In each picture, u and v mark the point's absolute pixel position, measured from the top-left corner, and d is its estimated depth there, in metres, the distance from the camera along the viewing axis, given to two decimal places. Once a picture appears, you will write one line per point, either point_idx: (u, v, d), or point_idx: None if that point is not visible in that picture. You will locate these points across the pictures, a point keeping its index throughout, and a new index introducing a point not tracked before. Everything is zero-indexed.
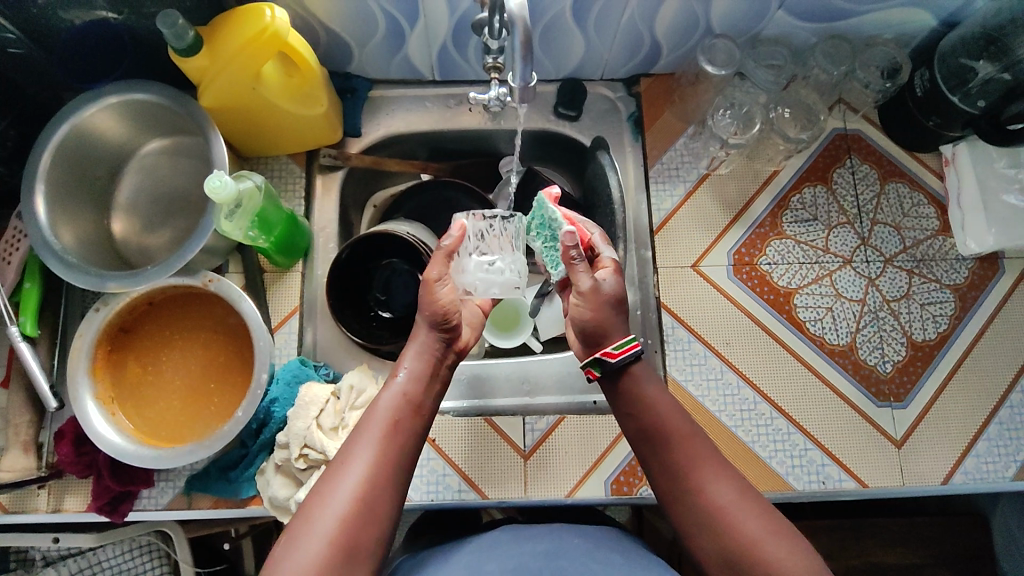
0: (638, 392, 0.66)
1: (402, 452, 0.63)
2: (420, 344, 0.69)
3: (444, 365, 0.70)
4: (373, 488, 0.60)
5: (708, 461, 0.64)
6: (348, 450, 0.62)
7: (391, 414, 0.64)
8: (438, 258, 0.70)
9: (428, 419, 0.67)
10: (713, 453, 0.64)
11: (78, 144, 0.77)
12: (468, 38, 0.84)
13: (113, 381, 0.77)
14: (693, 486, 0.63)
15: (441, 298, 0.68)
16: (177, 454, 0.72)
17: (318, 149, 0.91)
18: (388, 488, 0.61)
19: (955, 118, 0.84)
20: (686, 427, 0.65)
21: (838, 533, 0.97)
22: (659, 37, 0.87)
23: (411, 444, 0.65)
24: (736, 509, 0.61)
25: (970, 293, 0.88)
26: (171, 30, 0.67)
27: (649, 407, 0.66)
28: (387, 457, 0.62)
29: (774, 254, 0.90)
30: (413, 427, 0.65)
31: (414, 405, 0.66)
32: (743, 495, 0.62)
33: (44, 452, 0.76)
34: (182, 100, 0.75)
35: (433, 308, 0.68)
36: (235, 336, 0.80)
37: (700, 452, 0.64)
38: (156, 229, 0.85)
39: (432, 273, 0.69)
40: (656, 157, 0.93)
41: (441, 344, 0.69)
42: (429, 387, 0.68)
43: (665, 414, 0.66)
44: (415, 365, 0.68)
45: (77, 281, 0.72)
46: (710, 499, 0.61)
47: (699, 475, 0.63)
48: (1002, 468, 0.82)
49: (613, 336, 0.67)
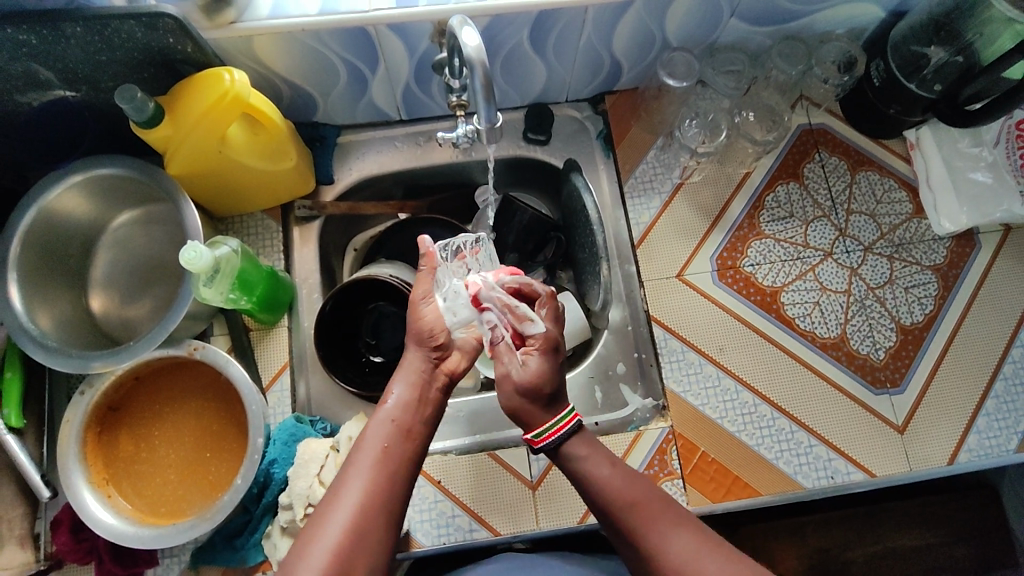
0: (578, 471, 0.66)
1: (397, 478, 0.61)
2: (409, 369, 0.68)
3: (433, 390, 0.68)
4: (365, 517, 0.58)
5: (660, 521, 0.61)
6: (338, 481, 0.60)
7: (381, 441, 0.62)
8: (424, 277, 0.71)
9: (422, 443, 0.65)
10: (666, 509, 0.62)
11: (47, 227, 0.76)
12: (430, 76, 0.84)
13: (106, 462, 0.76)
14: (651, 546, 0.60)
15: (428, 316, 0.70)
16: (177, 530, 0.70)
17: (293, 201, 0.90)
18: (384, 516, 0.59)
19: (913, 105, 0.85)
20: (633, 488, 0.64)
21: (855, 522, 0.97)
22: (619, 56, 0.88)
23: (405, 469, 0.62)
24: (696, 563, 0.58)
25: (951, 272, 0.89)
26: (131, 104, 0.66)
27: (597, 474, 0.65)
28: (380, 484, 0.60)
29: (756, 254, 0.90)
30: (406, 452, 0.63)
31: (406, 430, 0.64)
32: (702, 544, 0.60)
33: (41, 543, 0.74)
34: (149, 170, 0.75)
35: (420, 326, 0.69)
36: (225, 402, 0.79)
37: (655, 509, 0.62)
38: (136, 300, 0.84)
39: (417, 292, 0.71)
40: (629, 171, 0.94)
41: (430, 366, 0.69)
42: (421, 412, 0.66)
43: (611, 480, 0.64)
44: (404, 390, 0.66)
45: (59, 365, 0.70)
46: (666, 557, 0.59)
47: (654, 534, 0.61)
48: (1003, 441, 0.83)
49: (538, 422, 0.68)
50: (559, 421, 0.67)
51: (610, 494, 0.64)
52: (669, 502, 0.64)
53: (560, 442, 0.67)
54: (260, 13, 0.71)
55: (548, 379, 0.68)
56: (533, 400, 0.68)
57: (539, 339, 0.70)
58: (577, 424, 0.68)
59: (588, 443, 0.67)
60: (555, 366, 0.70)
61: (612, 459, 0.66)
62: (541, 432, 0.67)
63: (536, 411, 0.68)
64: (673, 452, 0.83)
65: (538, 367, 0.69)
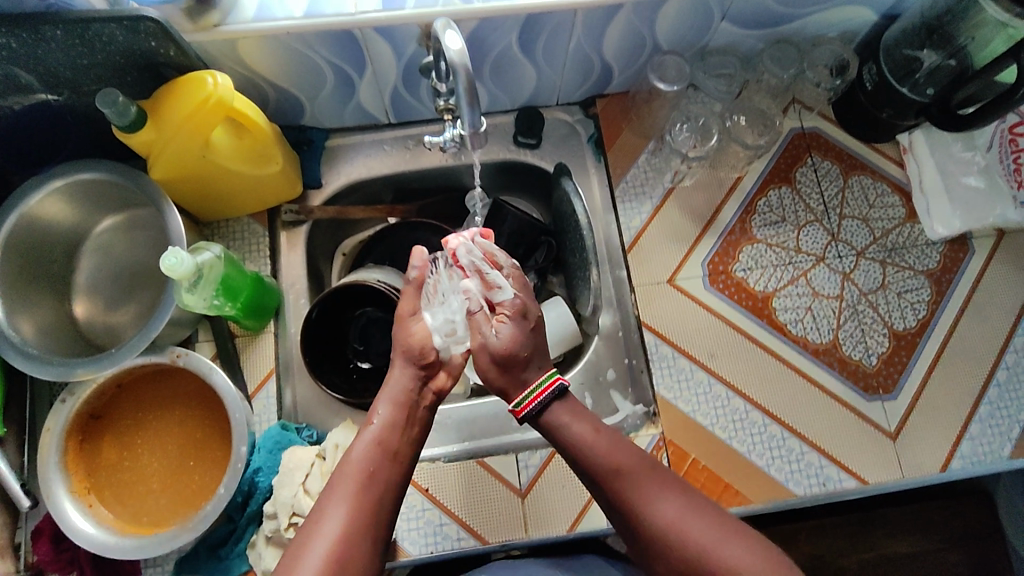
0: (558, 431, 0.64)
1: (379, 506, 0.60)
2: (394, 386, 0.67)
3: (421, 407, 0.67)
4: (348, 544, 0.57)
5: (647, 481, 0.61)
6: (320, 508, 0.59)
7: (365, 465, 0.62)
8: (409, 293, 0.71)
9: (408, 464, 0.64)
10: (654, 471, 0.62)
11: (29, 232, 0.75)
12: (417, 79, 0.83)
13: (88, 471, 0.75)
14: (638, 514, 0.60)
15: (416, 333, 0.69)
16: (158, 540, 0.69)
17: (280, 205, 0.89)
18: (366, 544, 0.58)
19: (906, 108, 0.85)
20: (616, 453, 0.62)
21: (848, 528, 0.96)
22: (609, 59, 0.87)
23: (391, 491, 0.62)
24: (686, 526, 0.59)
25: (944, 277, 0.89)
26: (112, 108, 0.65)
27: (576, 432, 0.63)
28: (363, 512, 0.59)
29: (747, 259, 0.90)
30: (391, 473, 0.62)
31: (390, 451, 0.63)
32: (693, 508, 0.60)
33: (22, 553, 0.73)
34: (132, 175, 0.74)
35: (409, 343, 0.68)
36: (210, 409, 0.78)
37: (643, 474, 0.62)
38: (120, 305, 0.83)
39: (405, 309, 0.70)
40: (620, 174, 0.93)
41: (416, 383, 0.67)
42: (406, 432, 0.65)
43: (597, 446, 0.62)
44: (389, 409, 0.65)
45: (41, 374, 0.69)
46: (657, 518, 0.59)
47: (642, 500, 0.60)
48: (997, 448, 0.82)
49: (516, 392, 0.65)
50: (536, 388, 0.64)
51: (597, 459, 0.62)
52: (653, 465, 0.63)
53: (544, 405, 0.64)
54: (244, 16, 0.70)
55: (521, 343, 0.65)
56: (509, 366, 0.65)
57: (507, 305, 0.67)
58: (558, 389, 0.64)
59: (573, 411, 0.65)
60: (527, 331, 0.66)
61: (593, 420, 0.64)
62: (524, 399, 0.64)
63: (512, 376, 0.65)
64: (663, 460, 0.82)
65: (509, 332, 0.65)
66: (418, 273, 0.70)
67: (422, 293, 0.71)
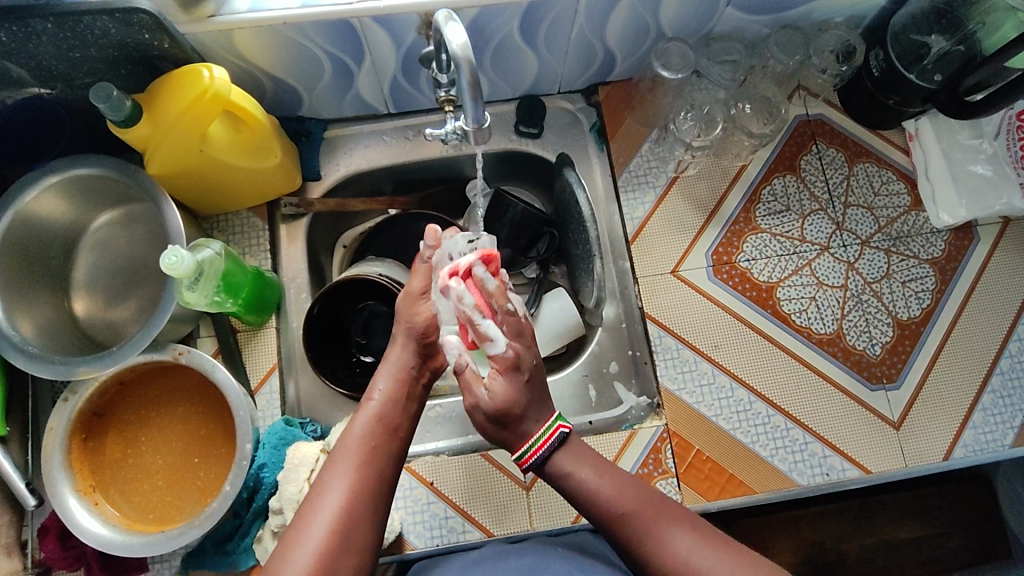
0: (568, 484, 0.63)
1: (380, 478, 0.60)
2: (396, 362, 0.67)
3: (418, 386, 0.68)
4: (352, 514, 0.57)
5: (658, 521, 0.60)
6: (323, 478, 0.59)
7: (366, 438, 0.62)
8: (421, 271, 0.69)
9: (405, 439, 0.65)
10: (666, 512, 0.61)
11: (25, 230, 0.74)
12: (418, 69, 0.81)
13: (92, 469, 0.75)
14: (651, 552, 0.59)
15: (421, 311, 0.68)
16: (166, 537, 0.69)
17: (279, 199, 0.88)
18: (370, 513, 0.58)
19: (913, 95, 0.83)
20: (624, 494, 0.62)
21: (849, 514, 0.96)
22: (612, 46, 0.85)
23: (390, 465, 0.62)
24: (700, 561, 0.57)
25: (948, 266, 0.88)
26: (106, 103, 0.64)
27: (584, 481, 0.63)
28: (365, 482, 0.59)
29: (752, 249, 0.89)
30: (390, 448, 0.63)
31: (390, 426, 0.64)
32: (705, 539, 0.59)
33: (28, 550, 0.73)
34: (128, 170, 0.72)
35: (414, 319, 0.68)
36: (214, 406, 0.78)
37: (649, 511, 0.61)
38: (120, 302, 0.82)
39: (416, 286, 0.69)
40: (623, 164, 0.92)
41: (416, 361, 0.68)
42: (406, 408, 0.66)
43: (601, 488, 0.62)
44: (390, 385, 0.66)
45: (43, 373, 0.69)
46: (670, 557, 0.58)
47: (650, 536, 0.59)
48: (999, 436, 0.82)
49: (518, 443, 0.64)
50: (541, 438, 0.63)
51: (601, 502, 0.62)
52: (665, 504, 0.62)
53: (549, 453, 0.64)
54: (238, 6, 0.68)
55: (514, 401, 0.62)
56: (504, 421, 0.63)
57: (498, 361, 0.62)
58: (561, 437, 0.64)
59: (574, 455, 0.64)
60: (520, 383, 0.63)
61: (597, 463, 0.64)
62: (527, 450, 0.63)
63: (506, 429, 0.64)
64: (667, 451, 0.82)
65: (502, 390, 0.62)
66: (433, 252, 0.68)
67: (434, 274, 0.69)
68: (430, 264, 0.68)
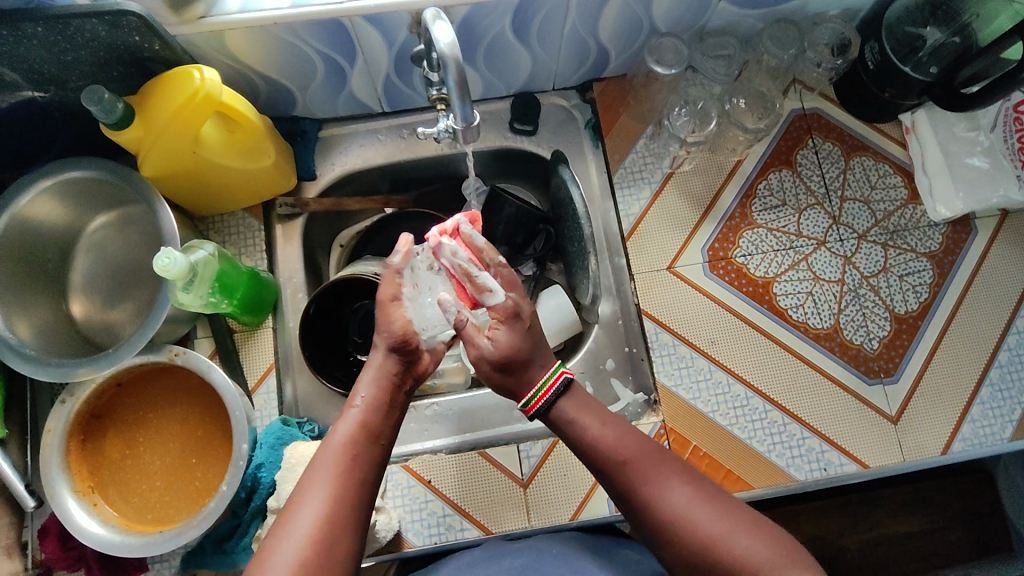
0: (570, 424, 0.64)
1: (361, 486, 0.60)
2: (376, 369, 0.67)
3: (400, 391, 0.67)
4: (332, 523, 0.57)
5: (656, 470, 0.61)
6: (302, 488, 0.59)
7: (349, 447, 0.61)
8: (389, 278, 0.69)
9: (386, 447, 0.64)
10: (662, 461, 0.61)
11: (22, 233, 0.74)
12: (410, 67, 0.81)
13: (91, 470, 0.75)
14: (647, 500, 0.59)
15: (396, 318, 0.67)
16: (163, 538, 0.69)
17: (274, 199, 0.88)
18: (348, 524, 0.58)
19: (909, 89, 0.82)
20: (625, 443, 0.62)
21: (849, 508, 0.96)
22: (605, 42, 0.85)
23: (372, 474, 0.61)
24: (693, 515, 0.57)
25: (946, 259, 0.88)
26: (98, 106, 0.64)
27: (590, 431, 0.63)
28: (345, 491, 0.59)
29: (748, 245, 0.89)
30: (371, 456, 0.62)
31: (372, 434, 0.63)
32: (704, 497, 0.59)
33: (28, 551, 0.74)
34: (122, 172, 0.72)
35: (390, 328, 0.67)
36: (210, 407, 0.78)
37: (649, 462, 0.61)
38: (117, 304, 0.83)
39: (387, 293, 0.68)
40: (618, 161, 0.92)
41: (398, 368, 0.67)
42: (387, 415, 0.65)
43: (606, 436, 0.63)
44: (371, 392, 0.65)
45: (39, 375, 0.69)
46: (667, 510, 0.58)
47: (650, 485, 0.60)
48: (998, 430, 0.82)
49: (525, 389, 0.66)
50: (542, 386, 0.65)
51: (604, 450, 0.62)
52: (662, 453, 0.62)
53: (550, 404, 0.65)
54: (229, 7, 0.68)
55: (520, 347, 0.65)
56: (511, 368, 0.65)
57: (497, 309, 0.66)
58: (565, 382, 0.65)
59: (581, 403, 0.65)
60: (522, 332, 0.66)
61: (605, 414, 0.65)
62: (534, 395, 0.65)
63: (517, 377, 0.66)
64: (664, 448, 0.82)
65: (505, 337, 0.65)
66: (401, 258, 0.69)
67: (401, 276, 0.69)
68: (394, 270, 0.69)
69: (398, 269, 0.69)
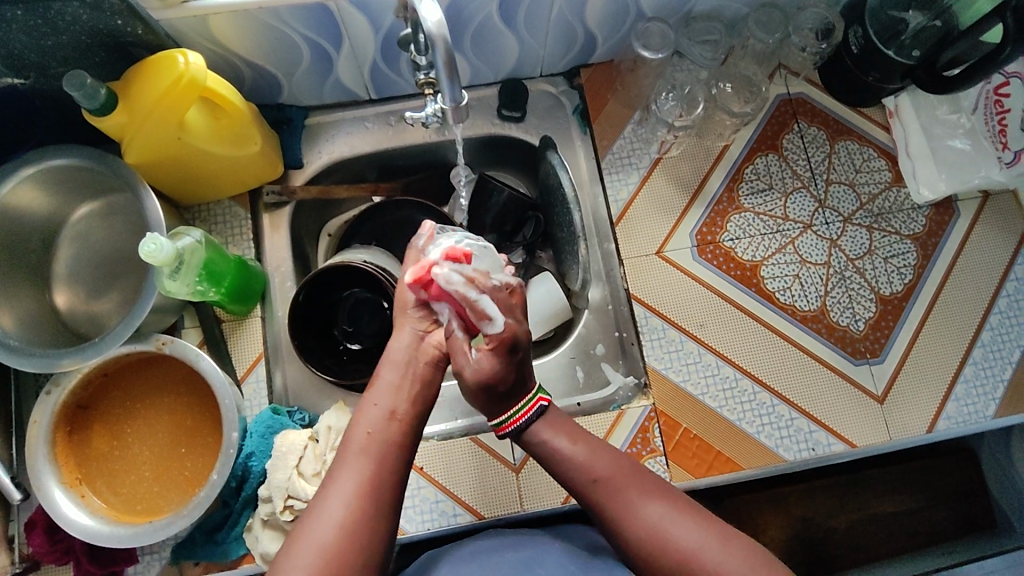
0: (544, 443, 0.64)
1: (387, 468, 0.59)
2: (395, 346, 0.66)
3: (421, 364, 0.66)
4: (360, 507, 0.56)
5: (632, 486, 0.61)
6: (329, 479, 0.59)
7: (369, 432, 0.61)
8: (412, 258, 0.69)
9: (412, 425, 0.63)
10: (637, 477, 0.62)
11: (3, 222, 0.73)
12: (397, 53, 0.81)
13: (79, 462, 0.74)
14: (621, 515, 0.60)
15: (411, 289, 0.69)
16: (153, 528, 0.69)
17: (260, 186, 0.87)
18: (379, 507, 0.57)
19: (892, 72, 0.84)
20: (600, 461, 0.62)
21: (836, 489, 0.97)
22: (592, 27, 0.85)
23: (398, 453, 0.61)
24: (669, 529, 0.58)
25: (930, 241, 0.89)
26: (81, 91, 0.63)
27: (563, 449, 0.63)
28: (370, 474, 0.58)
29: (735, 229, 0.89)
30: (396, 436, 0.61)
31: (392, 413, 0.62)
32: (681, 510, 0.59)
33: (16, 545, 0.73)
34: (106, 160, 0.71)
35: (404, 297, 0.69)
36: (200, 396, 0.78)
37: (624, 480, 0.61)
38: (102, 295, 0.81)
39: (406, 272, 0.69)
40: (606, 147, 0.92)
41: (415, 341, 0.66)
42: (410, 393, 0.64)
43: (579, 456, 0.63)
44: (391, 373, 0.65)
45: (23, 365, 0.68)
46: (642, 524, 0.59)
47: (625, 503, 0.60)
48: (981, 408, 0.84)
49: (497, 411, 0.66)
50: (517, 411, 0.65)
51: (579, 469, 0.62)
52: (637, 470, 0.63)
53: (530, 422, 0.65)
54: None
55: (499, 377, 0.63)
56: (486, 395, 0.64)
57: (490, 339, 0.63)
58: (539, 410, 0.65)
59: (553, 424, 0.65)
60: (509, 364, 0.64)
61: (578, 432, 0.65)
62: (504, 418, 0.65)
63: (487, 400, 0.65)
64: (655, 430, 0.82)
65: (488, 365, 0.63)
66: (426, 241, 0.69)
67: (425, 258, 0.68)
68: (417, 251, 0.68)
69: (421, 251, 0.68)
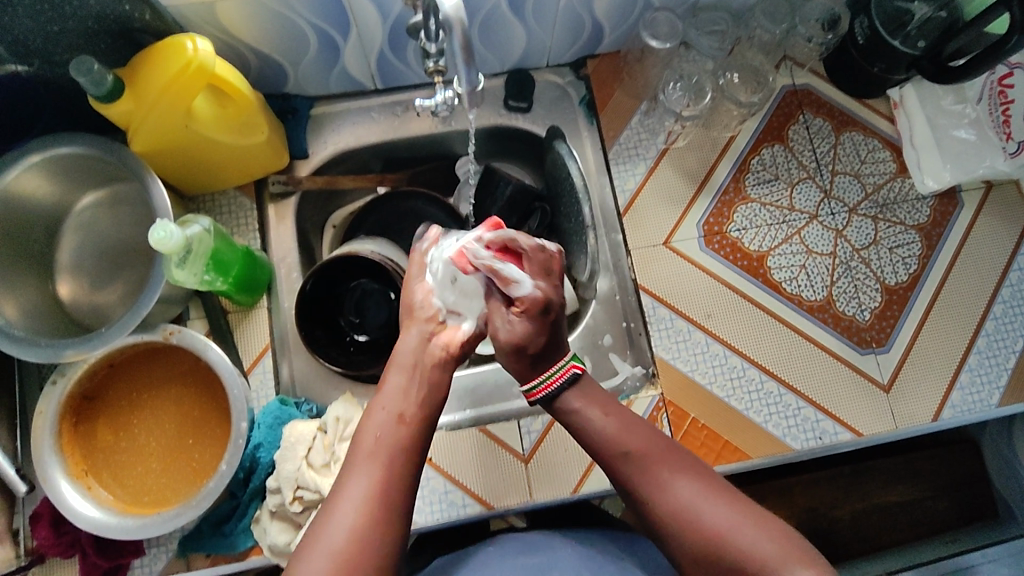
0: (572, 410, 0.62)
1: (399, 473, 0.55)
2: (402, 349, 0.62)
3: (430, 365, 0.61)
4: (371, 515, 0.52)
5: (662, 461, 0.58)
6: (339, 485, 0.55)
7: (379, 435, 0.57)
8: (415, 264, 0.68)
9: (425, 428, 0.59)
10: (667, 452, 0.58)
11: (7, 210, 0.72)
12: (404, 41, 0.80)
13: (84, 453, 0.73)
14: (650, 492, 0.57)
15: (415, 294, 0.65)
16: (162, 519, 0.68)
17: (266, 176, 0.87)
18: (392, 515, 0.53)
19: (897, 62, 0.84)
20: (628, 436, 0.59)
21: (840, 480, 0.98)
22: (601, 17, 0.85)
23: (408, 457, 0.56)
24: (699, 508, 0.55)
25: (934, 231, 0.90)
26: (87, 77, 0.62)
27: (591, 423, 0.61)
28: (382, 479, 0.54)
29: (742, 219, 0.89)
30: (407, 439, 0.57)
31: (402, 416, 0.58)
32: (713, 490, 0.56)
33: (21, 538, 0.72)
34: (112, 147, 0.71)
35: (409, 302, 0.66)
36: (207, 387, 0.77)
37: (656, 456, 0.58)
38: (107, 285, 0.81)
39: (409, 272, 0.68)
40: (613, 137, 0.92)
41: (422, 343, 0.63)
42: (422, 394, 0.60)
43: (608, 428, 0.60)
44: (399, 376, 0.61)
45: (29, 355, 0.67)
46: (670, 500, 0.56)
47: (653, 481, 0.57)
48: (986, 396, 0.84)
49: (532, 375, 0.64)
50: (548, 377, 0.62)
51: (607, 444, 0.60)
52: (668, 443, 0.60)
53: (562, 389, 0.62)
54: None
55: (533, 338, 0.62)
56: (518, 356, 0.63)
57: (523, 302, 0.62)
58: (571, 377, 0.63)
59: (586, 395, 0.62)
60: (544, 325, 0.63)
61: (608, 405, 0.62)
62: (534, 385, 0.63)
63: (520, 363, 0.64)
64: (664, 420, 0.82)
65: (524, 328, 0.62)
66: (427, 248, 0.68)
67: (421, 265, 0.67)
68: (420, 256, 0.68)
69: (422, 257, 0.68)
